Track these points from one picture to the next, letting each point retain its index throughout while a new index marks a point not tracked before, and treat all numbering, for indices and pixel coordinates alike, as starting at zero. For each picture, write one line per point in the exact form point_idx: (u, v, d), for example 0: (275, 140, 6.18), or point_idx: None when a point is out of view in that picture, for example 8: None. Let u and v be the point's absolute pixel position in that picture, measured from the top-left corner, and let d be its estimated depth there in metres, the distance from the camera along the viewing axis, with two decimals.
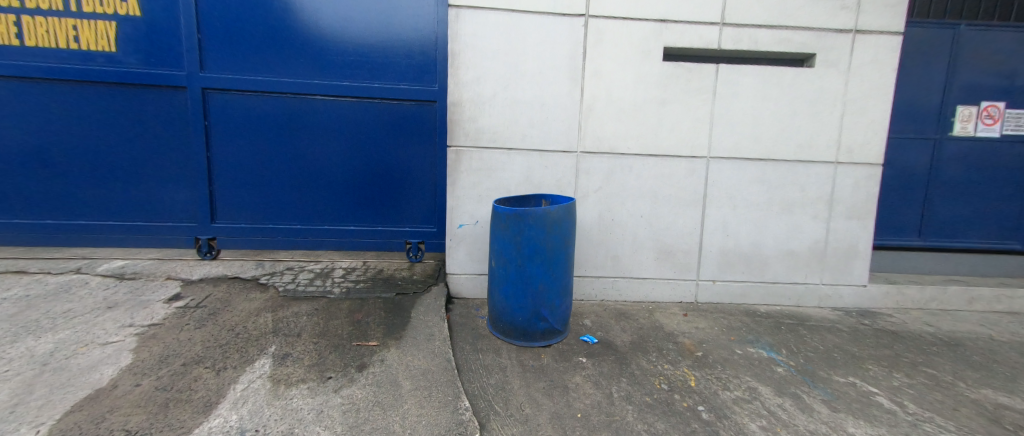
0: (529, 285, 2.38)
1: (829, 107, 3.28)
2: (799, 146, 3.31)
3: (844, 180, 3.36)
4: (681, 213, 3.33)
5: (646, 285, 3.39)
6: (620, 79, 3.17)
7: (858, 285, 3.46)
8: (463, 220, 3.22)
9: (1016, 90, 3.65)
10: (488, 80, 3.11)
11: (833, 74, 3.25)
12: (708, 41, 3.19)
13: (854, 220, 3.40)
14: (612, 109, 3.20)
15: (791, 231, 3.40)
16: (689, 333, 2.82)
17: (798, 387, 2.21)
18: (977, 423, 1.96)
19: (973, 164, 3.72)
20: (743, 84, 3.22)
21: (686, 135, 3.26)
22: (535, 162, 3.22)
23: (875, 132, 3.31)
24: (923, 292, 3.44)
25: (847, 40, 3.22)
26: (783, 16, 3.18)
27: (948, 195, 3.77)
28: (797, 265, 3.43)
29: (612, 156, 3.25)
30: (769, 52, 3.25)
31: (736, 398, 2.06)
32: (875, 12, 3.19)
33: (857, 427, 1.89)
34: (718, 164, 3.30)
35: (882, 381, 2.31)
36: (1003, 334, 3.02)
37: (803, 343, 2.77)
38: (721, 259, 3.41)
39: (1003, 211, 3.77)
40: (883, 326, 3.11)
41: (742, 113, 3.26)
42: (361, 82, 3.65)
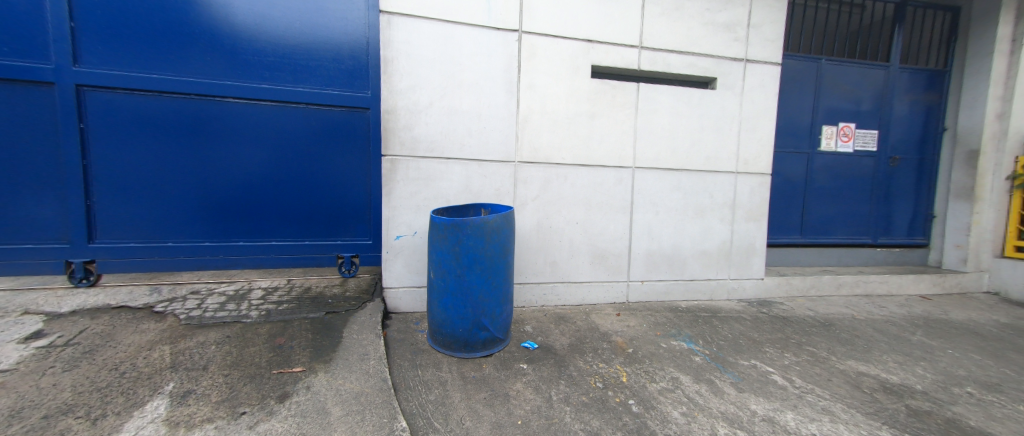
0: (468, 295, 2.36)
1: (729, 124, 3.77)
2: (707, 158, 3.74)
3: (743, 188, 3.87)
4: (611, 219, 3.56)
5: (582, 288, 3.55)
6: (553, 93, 3.33)
7: (758, 279, 3.99)
8: (400, 231, 3.10)
9: (862, 114, 4.54)
10: (423, 88, 3.06)
11: (730, 96, 3.74)
12: (629, 61, 3.49)
13: (752, 222, 3.93)
14: (546, 121, 3.34)
15: (703, 234, 3.82)
16: (621, 331, 3.01)
17: (712, 373, 2.47)
18: (845, 390, 2.36)
19: (836, 174, 4.52)
20: (660, 102, 3.57)
21: (614, 147, 3.51)
22: (473, 171, 3.22)
23: (765, 147, 3.87)
24: (806, 282, 4.07)
25: (740, 67, 3.74)
26: (690, 43, 3.61)
27: (820, 199, 4.52)
28: (710, 263, 3.86)
29: (547, 166, 3.38)
30: (680, 74, 3.65)
31: (661, 389, 2.24)
32: (760, 46, 3.76)
33: (758, 403, 2.17)
34: (643, 173, 3.61)
35: (777, 361, 2.68)
36: (862, 313, 3.68)
37: (716, 333, 3.11)
38: (648, 261, 3.71)
39: (858, 212, 4.62)
40: (777, 313, 3.61)
41: (660, 127, 3.61)
42: (281, 85, 3.37)
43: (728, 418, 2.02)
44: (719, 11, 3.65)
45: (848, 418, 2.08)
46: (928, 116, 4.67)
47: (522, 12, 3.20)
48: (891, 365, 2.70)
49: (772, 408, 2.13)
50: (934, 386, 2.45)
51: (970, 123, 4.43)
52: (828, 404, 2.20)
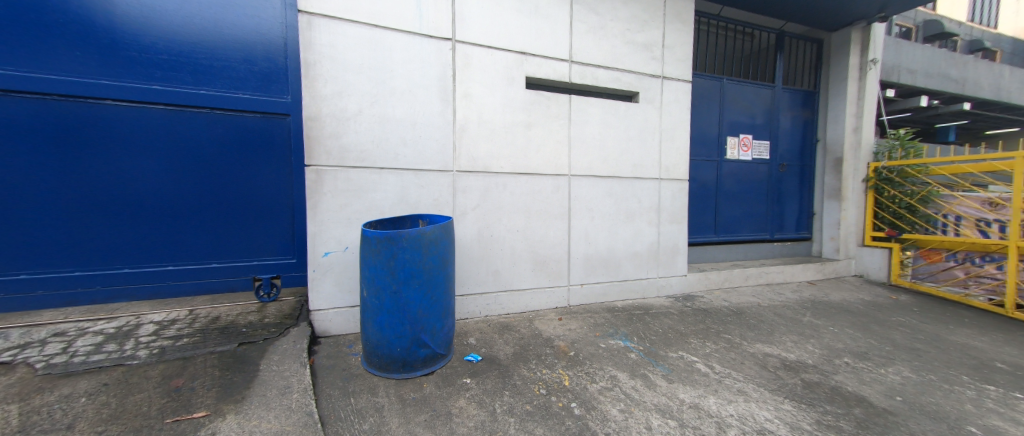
0: (406, 311, 2.24)
1: (651, 135, 4.11)
2: (634, 166, 4.03)
3: (666, 193, 4.23)
4: (551, 225, 3.66)
5: (525, 295, 3.58)
6: (489, 103, 3.35)
7: (682, 275, 4.36)
8: (329, 247, 2.87)
9: (756, 128, 5.24)
10: (351, 94, 2.90)
11: (651, 110, 4.09)
12: (561, 74, 3.65)
13: (674, 224, 4.30)
14: (483, 131, 3.34)
15: (634, 236, 4.09)
16: (563, 335, 3.08)
17: (646, 368, 2.63)
18: (754, 370, 2.67)
19: (739, 179, 5.15)
20: (590, 113, 3.78)
21: (550, 156, 3.63)
22: (410, 181, 3.11)
23: (681, 156, 4.28)
24: (721, 276, 4.55)
25: (658, 83, 4.11)
26: (614, 60, 3.89)
27: (729, 202, 5.10)
28: (641, 263, 4.13)
29: (486, 175, 3.37)
30: (607, 88, 3.90)
31: (601, 389, 2.33)
32: (673, 65, 4.17)
33: (685, 391, 2.35)
34: (578, 181, 3.77)
35: (700, 351, 2.94)
36: (765, 300, 4.20)
37: (648, 329, 3.32)
38: (586, 264, 3.86)
39: (758, 212, 5.29)
40: (699, 306, 3.97)
41: (592, 137, 3.81)
42: (179, 87, 2.97)
43: (660, 410, 2.15)
44: (638, 32, 3.99)
45: (758, 396, 2.34)
46: (805, 130, 5.54)
47: (455, 21, 3.20)
48: (789, 345, 3.10)
49: (697, 395, 2.32)
50: (821, 360, 2.87)
51: (835, 136, 5.34)
52: (742, 386, 2.45)
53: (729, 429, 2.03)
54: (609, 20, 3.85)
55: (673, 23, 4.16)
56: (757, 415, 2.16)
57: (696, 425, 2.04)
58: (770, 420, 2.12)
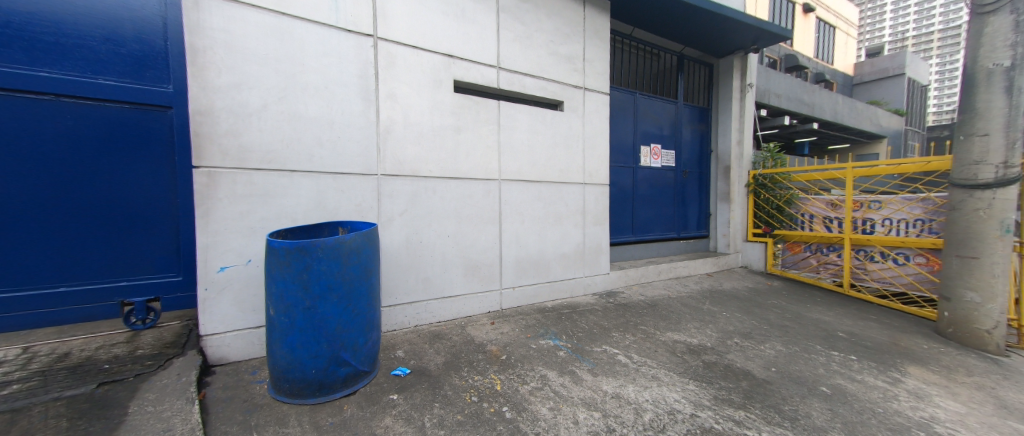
0: (323, 328, 2.05)
1: (575, 142, 4.34)
2: (560, 172, 4.22)
3: (589, 196, 4.50)
4: (482, 230, 3.65)
5: (458, 302, 3.52)
6: (416, 105, 3.24)
7: (605, 273, 4.67)
8: (226, 261, 2.50)
9: (664, 138, 5.84)
10: (254, 88, 2.58)
11: (574, 118, 4.32)
12: (489, 79, 3.68)
13: (597, 226, 4.58)
14: (410, 133, 3.22)
15: (562, 239, 4.27)
16: (495, 339, 3.08)
17: (573, 364, 2.75)
18: (665, 357, 2.96)
19: (651, 184, 5.69)
20: (519, 120, 3.87)
21: (480, 160, 3.62)
22: (327, 185, 2.86)
23: (602, 163, 4.59)
24: (638, 272, 4.97)
25: (580, 94, 4.37)
26: (539, 69, 4.04)
27: (643, 204, 5.61)
28: (569, 264, 4.33)
29: (413, 179, 3.25)
30: (533, 96, 4.03)
31: (531, 389, 2.37)
32: (593, 77, 4.47)
33: (607, 382, 2.52)
34: (508, 185, 3.82)
35: (622, 343, 3.17)
36: (674, 292, 4.70)
37: (576, 326, 3.49)
38: (517, 267, 3.93)
39: (667, 213, 5.90)
40: (620, 301, 4.28)
41: (521, 143, 3.90)
42: (7, 66, 2.36)
43: (586, 403, 2.26)
44: (561, 44, 4.20)
45: (668, 380, 2.60)
46: (702, 141, 6.34)
47: (377, 17, 3.04)
48: (693, 331, 3.50)
49: (618, 385, 2.49)
50: (718, 342, 3.28)
51: (724, 148, 6.19)
52: (656, 372, 2.70)
53: (645, 413, 2.21)
54: (534, 31, 3.99)
55: (591, 39, 4.46)
56: (668, 398, 2.38)
57: (618, 413, 2.19)
58: (678, 400, 2.36)
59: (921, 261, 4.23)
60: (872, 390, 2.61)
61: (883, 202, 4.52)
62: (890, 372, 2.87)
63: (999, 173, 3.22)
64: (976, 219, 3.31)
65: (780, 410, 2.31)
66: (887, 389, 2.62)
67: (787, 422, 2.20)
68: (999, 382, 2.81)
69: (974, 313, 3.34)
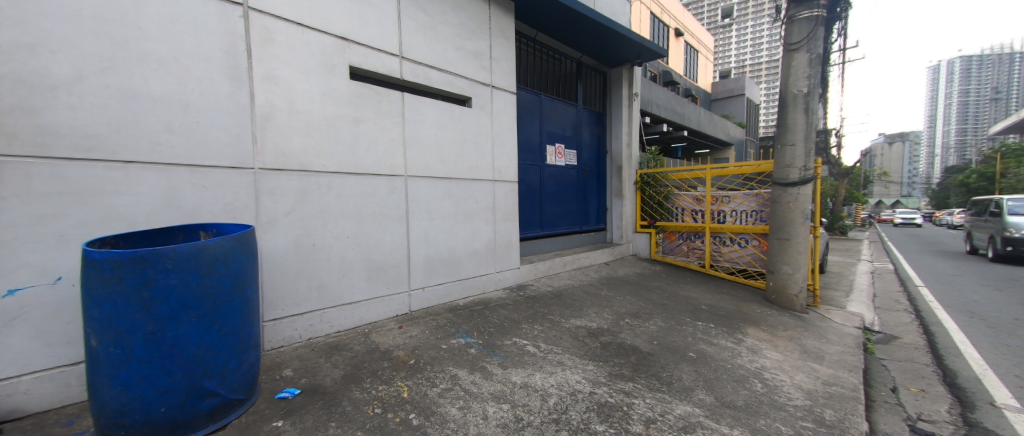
0: (177, 354, 1.67)
1: (483, 139, 4.35)
2: (470, 168, 4.20)
3: (499, 193, 4.56)
4: (387, 229, 3.43)
5: (360, 308, 3.24)
6: (303, 91, 2.87)
7: (516, 268, 4.80)
8: (18, 281, 1.88)
9: (566, 138, 6.23)
10: (60, 53, 1.99)
11: (482, 115, 4.33)
12: (390, 69, 3.46)
13: (507, 222, 4.67)
14: (295, 122, 2.83)
15: (472, 236, 4.25)
16: (403, 344, 2.92)
17: (484, 359, 2.76)
18: (568, 342, 3.17)
19: (555, 181, 6.02)
20: (425, 114, 3.72)
21: (382, 155, 3.39)
22: (182, 180, 2.35)
23: (510, 160, 4.69)
24: (546, 265, 5.24)
25: (487, 91, 4.40)
26: (445, 63, 3.94)
27: (549, 200, 5.91)
28: (480, 260, 4.33)
29: (303, 174, 2.88)
30: (439, 89, 3.92)
31: (440, 391, 2.31)
32: (500, 76, 4.54)
33: (516, 373, 2.59)
34: (414, 182, 3.65)
35: (531, 334, 3.29)
36: (577, 282, 5.07)
37: (487, 322, 3.51)
38: (426, 267, 3.78)
39: (570, 208, 6.31)
40: (529, 294, 4.45)
41: (427, 138, 3.76)
42: None
43: (496, 397, 2.29)
44: (466, 39, 4.16)
45: (571, 364, 2.79)
46: (598, 142, 6.94)
47: None
48: (593, 316, 3.82)
49: (526, 374, 2.59)
50: (613, 324, 3.64)
51: (617, 149, 6.88)
52: (561, 358, 2.87)
53: (550, 398, 2.33)
54: (439, 23, 3.87)
55: (497, 37, 4.51)
56: (570, 380, 2.55)
57: (525, 402, 2.26)
58: (579, 381, 2.55)
59: (756, 244, 5.29)
60: (724, 350, 3.18)
61: (731, 197, 5.54)
62: (736, 334, 3.54)
63: (802, 174, 4.20)
64: (789, 209, 4.26)
65: (659, 377, 2.66)
66: (734, 348, 3.23)
67: (665, 386, 2.54)
68: (803, 333, 3.68)
69: (788, 282, 4.31)
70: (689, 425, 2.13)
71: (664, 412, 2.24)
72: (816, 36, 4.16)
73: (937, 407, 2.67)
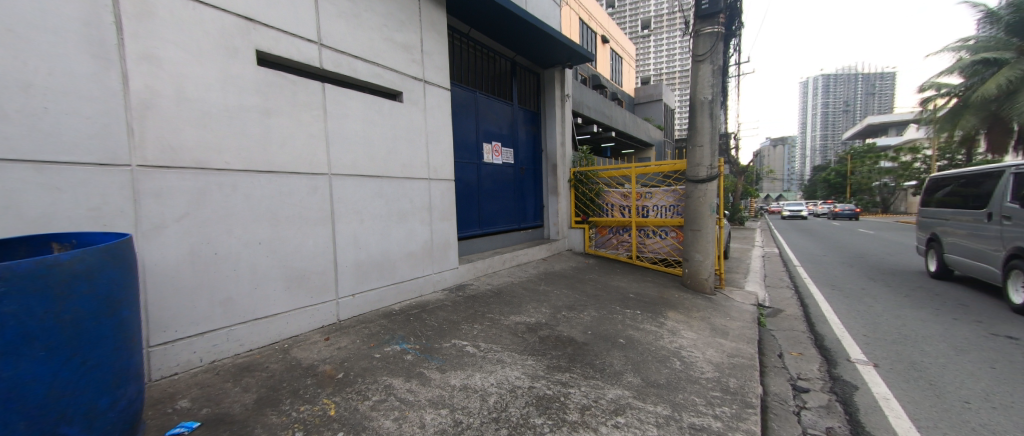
0: (18, 399, 1.28)
1: (416, 135, 4.18)
2: (402, 166, 4.00)
3: (435, 192, 4.42)
4: (309, 233, 3.12)
5: (278, 322, 2.91)
6: (197, 75, 2.49)
7: (454, 268, 4.69)
8: None
9: (503, 136, 6.25)
10: None
11: (414, 110, 4.15)
12: (307, 57, 3.15)
13: (444, 221, 4.55)
14: (187, 112, 2.45)
15: (407, 237, 4.06)
16: (330, 357, 2.69)
17: (421, 365, 2.65)
18: (508, 339, 3.18)
19: (493, 179, 6.00)
20: (350, 107, 3.46)
21: (300, 150, 3.07)
22: (25, 180, 1.90)
23: (446, 158, 4.57)
24: (485, 263, 5.20)
25: (419, 86, 4.24)
26: (372, 53, 3.70)
27: (487, 198, 5.88)
28: (416, 262, 4.16)
29: (199, 172, 2.50)
30: (366, 82, 3.67)
31: (373, 404, 2.16)
32: (432, 71, 4.39)
33: (455, 376, 2.52)
34: (340, 180, 3.38)
35: (471, 334, 3.24)
36: (516, 278, 5.12)
37: (425, 325, 3.38)
38: (356, 272, 3.53)
39: (508, 205, 6.34)
40: (468, 293, 4.39)
41: (354, 133, 3.50)
42: None
43: (433, 403, 2.21)
44: (395, 30, 3.95)
45: (511, 360, 2.79)
46: (534, 141, 7.07)
47: None
48: (531, 311, 3.89)
49: (465, 376, 2.53)
50: (550, 317, 3.74)
51: (551, 148, 7.08)
52: (501, 355, 2.87)
53: (490, 397, 2.30)
54: (363, 10, 3.62)
55: (427, 31, 4.36)
56: (510, 377, 2.56)
57: (464, 405, 2.21)
58: (518, 377, 2.56)
59: (674, 235, 5.85)
60: (649, 334, 3.44)
61: (653, 193, 6.02)
62: (659, 318, 3.86)
63: (709, 171, 4.70)
64: (699, 203, 4.74)
65: (593, 365, 2.79)
66: (657, 331, 3.51)
67: (598, 373, 2.67)
68: (713, 313, 4.13)
69: (700, 268, 4.81)
70: (620, 407, 2.25)
71: (598, 397, 2.35)
72: (717, 50, 4.68)
73: (812, 366, 3.18)
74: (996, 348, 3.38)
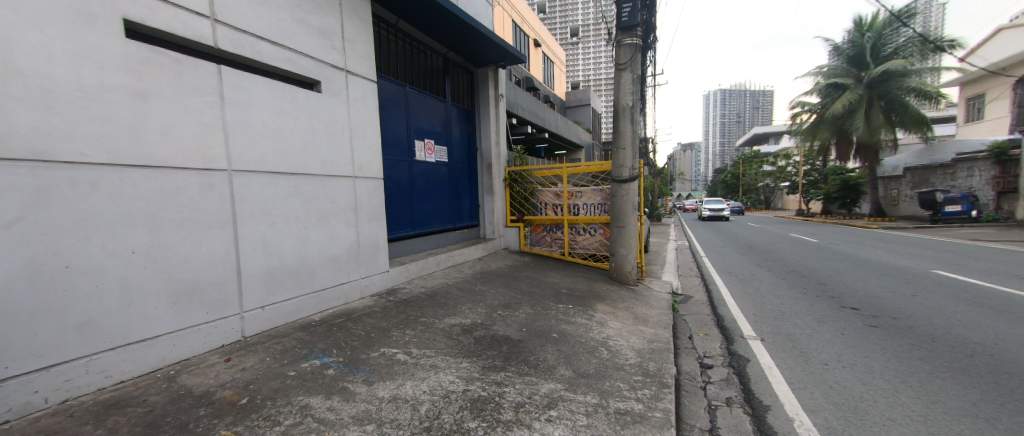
0: None
1: (337, 129, 3.84)
2: (322, 163, 3.65)
3: (361, 191, 4.12)
4: (205, 239, 2.69)
5: (162, 344, 2.46)
6: (35, 44, 1.99)
7: (384, 271, 4.42)
8: None
9: (436, 133, 6.05)
10: None
11: (334, 102, 3.81)
12: (196, 32, 2.70)
13: (372, 222, 4.25)
14: (20, 89, 1.94)
15: (329, 240, 3.72)
16: (232, 381, 2.34)
17: (344, 379, 2.43)
18: (441, 343, 3.06)
19: (426, 177, 5.77)
20: (254, 94, 3.05)
21: (189, 142, 2.62)
22: None
23: (372, 154, 4.27)
24: (418, 265, 4.98)
25: (341, 76, 3.90)
26: (281, 35, 3.31)
27: (420, 197, 5.64)
28: (339, 267, 3.82)
29: (40, 164, 2.00)
30: (274, 67, 3.27)
31: (285, 429, 1.92)
32: (355, 60, 4.07)
33: (383, 388, 2.35)
34: (243, 177, 2.96)
35: (402, 341, 3.06)
36: (451, 279, 4.98)
37: (350, 335, 3.12)
38: (266, 281, 3.12)
39: (443, 205, 6.15)
40: (400, 298, 4.16)
41: (261, 124, 3.10)
42: None
43: (358, 419, 2.03)
44: (309, 12, 3.58)
45: (445, 365, 2.69)
46: (468, 139, 6.97)
47: None
48: (467, 312, 3.81)
49: (394, 387, 2.37)
50: (486, 317, 3.70)
51: (485, 146, 7.03)
52: (435, 360, 2.75)
53: (422, 406, 2.18)
54: None
55: (349, 16, 4.03)
56: (443, 382, 2.46)
57: (393, 417, 2.07)
58: (452, 381, 2.47)
59: (602, 232, 6.21)
60: (579, 327, 3.57)
61: (583, 192, 6.31)
62: (588, 311, 4.03)
63: (631, 172, 5.04)
64: (623, 201, 5.07)
65: (527, 362, 2.81)
66: (587, 323, 3.66)
67: (532, 369, 2.69)
68: (635, 302, 4.44)
69: (624, 262, 5.17)
70: (552, 401, 2.29)
71: (531, 393, 2.36)
72: (636, 60, 5.03)
73: (714, 344, 3.57)
74: (845, 317, 4.13)
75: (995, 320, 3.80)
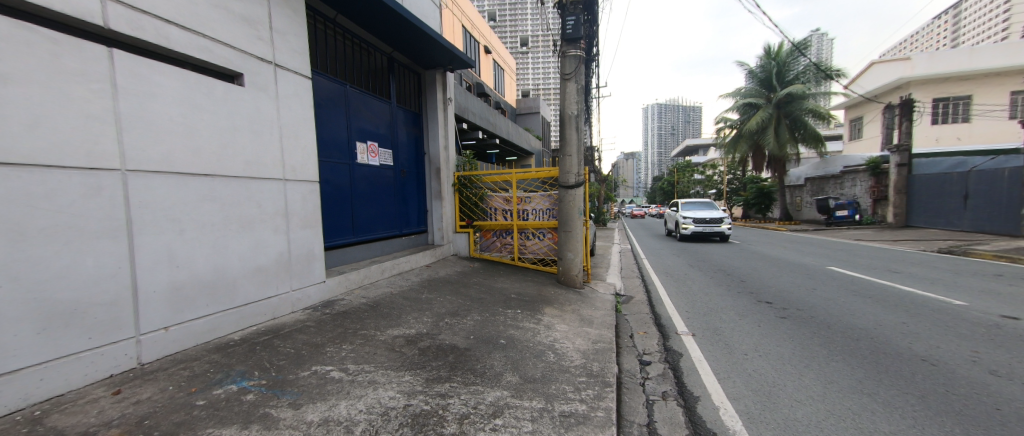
0: None
1: (265, 127, 3.50)
2: (246, 163, 3.30)
3: (293, 195, 3.78)
4: (90, 250, 2.28)
5: (27, 379, 2.03)
6: None
7: (320, 282, 4.09)
8: None
9: (380, 135, 5.78)
10: None
11: (261, 97, 3.47)
12: (80, 9, 2.30)
13: (305, 229, 3.92)
14: None
15: (253, 249, 3.35)
16: (121, 417, 1.99)
17: (267, 404, 2.18)
18: (381, 356, 2.88)
19: (369, 181, 5.48)
20: (159, 84, 2.67)
21: (69, 136, 2.22)
22: None
23: (306, 155, 3.96)
24: (359, 274, 4.68)
25: (268, 69, 3.57)
26: (195, 20, 2.95)
27: (362, 203, 5.33)
28: (265, 279, 3.46)
29: None
30: (185, 55, 2.90)
31: None
32: (285, 53, 3.75)
33: (314, 410, 2.14)
34: (143, 178, 2.56)
35: (337, 357, 2.84)
36: (395, 288, 4.74)
37: (277, 354, 2.83)
38: (172, 298, 2.73)
39: (388, 210, 5.88)
40: (337, 310, 3.86)
41: (168, 117, 2.72)
42: None
43: None
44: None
45: (384, 380, 2.53)
46: (415, 143, 6.75)
47: None
48: (411, 322, 3.63)
49: (327, 408, 2.17)
50: (432, 327, 3.55)
51: (433, 151, 6.85)
52: (373, 376, 2.57)
53: (357, 426, 2.02)
54: None
55: (279, 6, 3.71)
56: (382, 398, 2.31)
57: None
58: (392, 397, 2.33)
59: (550, 236, 6.31)
60: (527, 331, 3.57)
61: (531, 198, 6.38)
62: (536, 315, 4.04)
63: (577, 178, 5.19)
64: (569, 207, 5.21)
65: (474, 370, 2.74)
66: (535, 328, 3.67)
67: (479, 378, 2.62)
68: (582, 305, 4.57)
69: (571, 265, 5.30)
70: (498, 409, 2.24)
71: (476, 403, 2.29)
72: (579, 71, 5.22)
73: (652, 341, 3.78)
74: (762, 311, 4.59)
75: (875, 308, 4.44)
